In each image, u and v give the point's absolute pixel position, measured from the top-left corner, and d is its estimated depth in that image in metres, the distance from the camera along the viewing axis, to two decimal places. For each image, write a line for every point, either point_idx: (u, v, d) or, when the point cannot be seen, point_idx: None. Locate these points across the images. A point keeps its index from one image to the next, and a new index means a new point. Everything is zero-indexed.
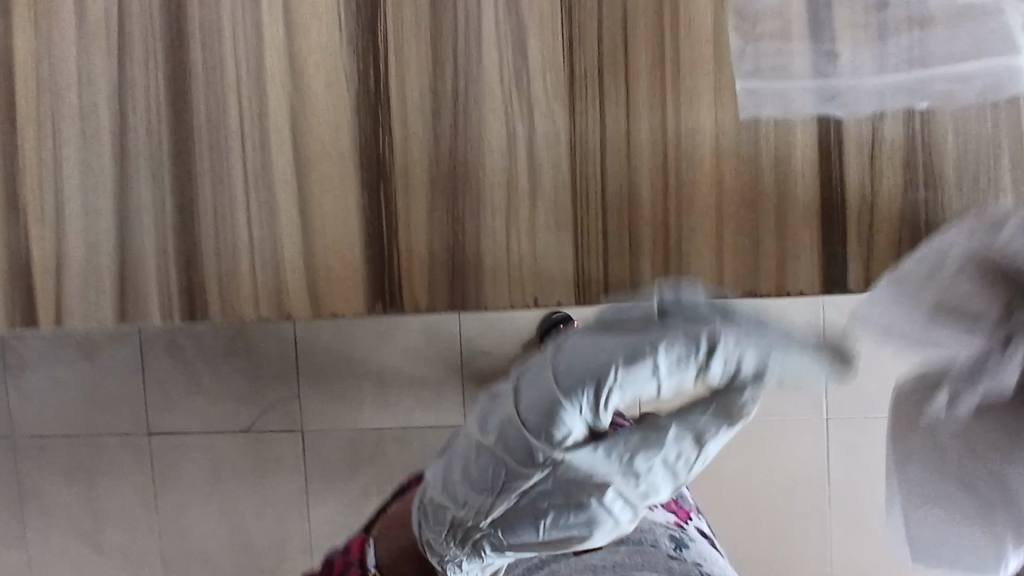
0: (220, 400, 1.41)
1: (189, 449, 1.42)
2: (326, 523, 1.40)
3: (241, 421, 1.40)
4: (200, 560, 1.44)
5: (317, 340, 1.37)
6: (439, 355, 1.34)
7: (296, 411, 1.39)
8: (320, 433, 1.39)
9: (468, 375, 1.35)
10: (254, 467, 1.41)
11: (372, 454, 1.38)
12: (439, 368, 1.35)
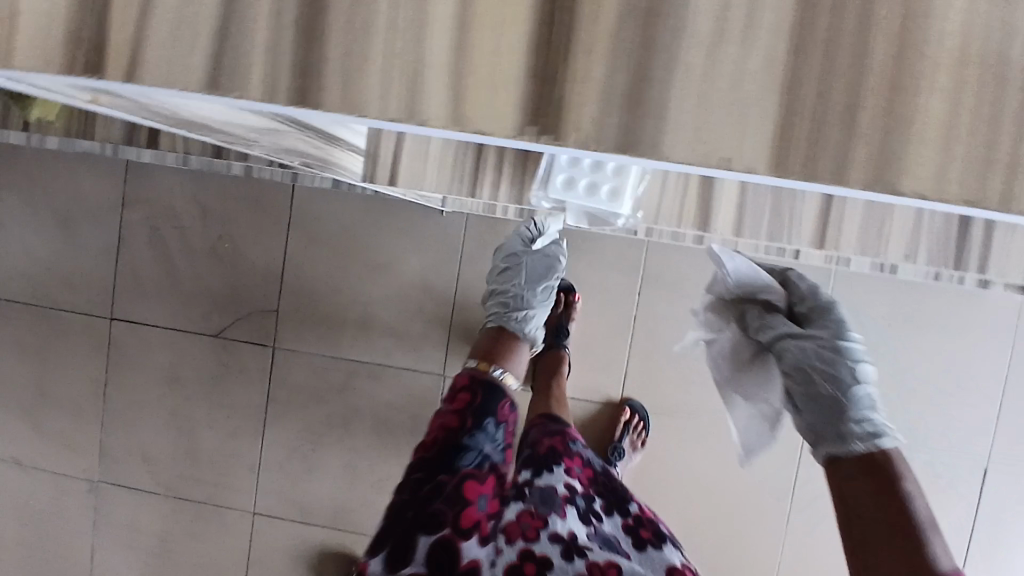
0: (205, 286, 1.33)
1: (151, 344, 1.35)
2: (278, 449, 1.34)
3: (212, 326, 1.34)
4: (139, 460, 1.38)
5: (313, 262, 1.31)
6: (432, 300, 1.29)
7: (272, 327, 1.32)
8: (293, 354, 1.33)
9: (458, 327, 1.29)
10: (216, 376, 1.34)
11: (342, 388, 1.32)
12: (430, 314, 1.29)
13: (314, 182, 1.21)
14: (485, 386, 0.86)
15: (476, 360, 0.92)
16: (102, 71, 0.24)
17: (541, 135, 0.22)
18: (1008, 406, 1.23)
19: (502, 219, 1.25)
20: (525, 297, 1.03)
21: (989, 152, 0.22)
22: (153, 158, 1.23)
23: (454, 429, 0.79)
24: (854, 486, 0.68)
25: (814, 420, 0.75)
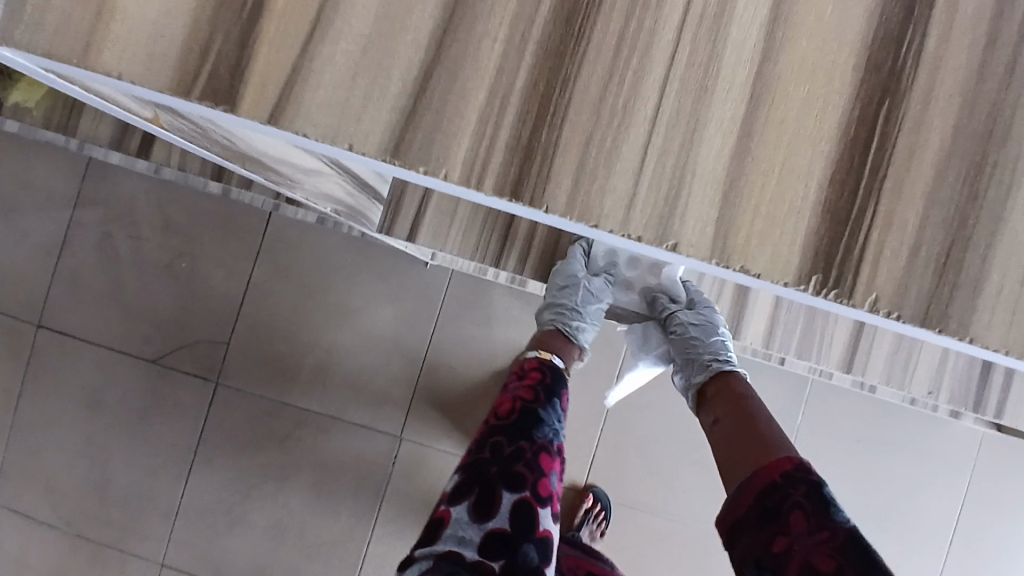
0: (150, 304, 1.21)
1: (78, 360, 1.21)
2: (202, 495, 1.20)
3: (151, 349, 1.21)
4: (35, 486, 1.21)
5: (276, 297, 1.21)
6: (401, 356, 1.21)
7: (219, 360, 1.21)
8: (237, 393, 1.20)
9: (424, 387, 1.20)
10: (145, 405, 1.21)
11: (285, 437, 1.20)
12: (396, 370, 1.21)
13: (297, 214, 1.14)
14: (556, 374, 0.80)
15: (538, 346, 0.83)
16: None
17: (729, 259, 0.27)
18: (959, 542, 1.24)
19: (488, 282, 1.19)
20: (585, 314, 0.82)
21: None
22: (122, 159, 1.12)
23: (529, 401, 0.74)
24: (717, 409, 0.72)
25: (680, 360, 0.79)
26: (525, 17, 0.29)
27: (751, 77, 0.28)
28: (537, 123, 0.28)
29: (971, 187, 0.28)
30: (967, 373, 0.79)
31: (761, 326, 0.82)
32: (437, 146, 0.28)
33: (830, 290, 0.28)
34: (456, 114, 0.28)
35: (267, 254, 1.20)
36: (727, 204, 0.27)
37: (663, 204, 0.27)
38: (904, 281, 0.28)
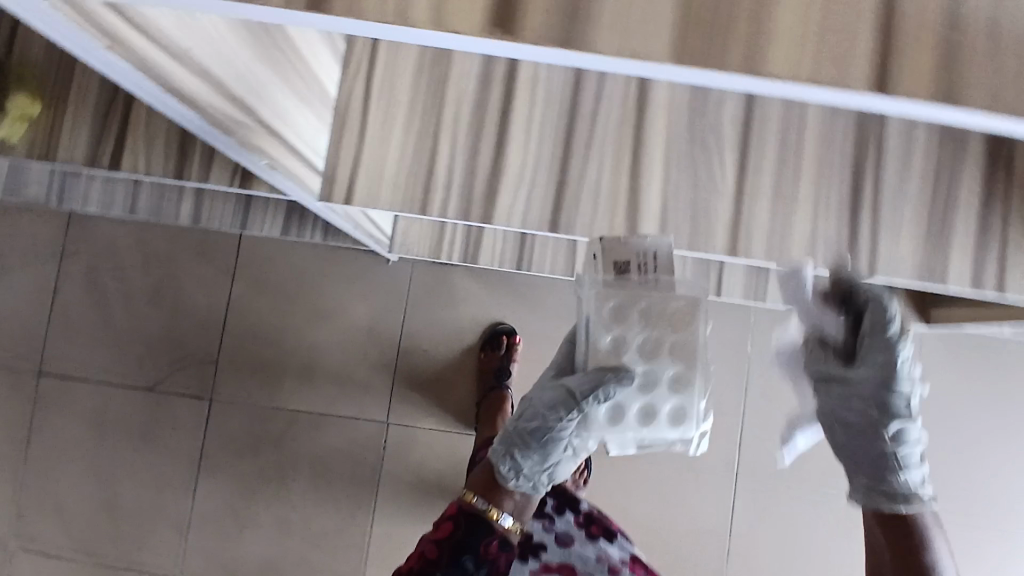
0: (141, 334, 1.31)
1: (81, 397, 1.30)
2: (208, 504, 1.29)
3: (148, 378, 1.31)
4: (54, 522, 1.29)
5: (254, 311, 1.31)
6: (377, 347, 1.31)
7: (210, 378, 1.30)
8: (230, 405, 1.30)
9: (402, 373, 1.30)
10: (148, 430, 1.30)
11: (280, 438, 1.30)
12: (373, 360, 1.31)
13: (263, 230, 1.23)
14: (472, 515, 0.80)
15: (466, 491, 0.80)
16: None
17: (500, 30, 0.29)
18: None
19: (446, 266, 1.31)
20: (555, 418, 0.66)
21: (823, 43, 0.29)
22: (103, 202, 1.23)
23: (430, 561, 0.81)
24: (888, 532, 0.58)
25: (845, 440, 0.61)
26: None
27: None
28: None
29: None
30: (880, 240, 0.80)
31: (656, 216, 0.79)
32: None
33: (609, 41, 0.29)
34: None
35: (241, 275, 1.31)
36: None
37: None
38: (669, 13, 0.29)
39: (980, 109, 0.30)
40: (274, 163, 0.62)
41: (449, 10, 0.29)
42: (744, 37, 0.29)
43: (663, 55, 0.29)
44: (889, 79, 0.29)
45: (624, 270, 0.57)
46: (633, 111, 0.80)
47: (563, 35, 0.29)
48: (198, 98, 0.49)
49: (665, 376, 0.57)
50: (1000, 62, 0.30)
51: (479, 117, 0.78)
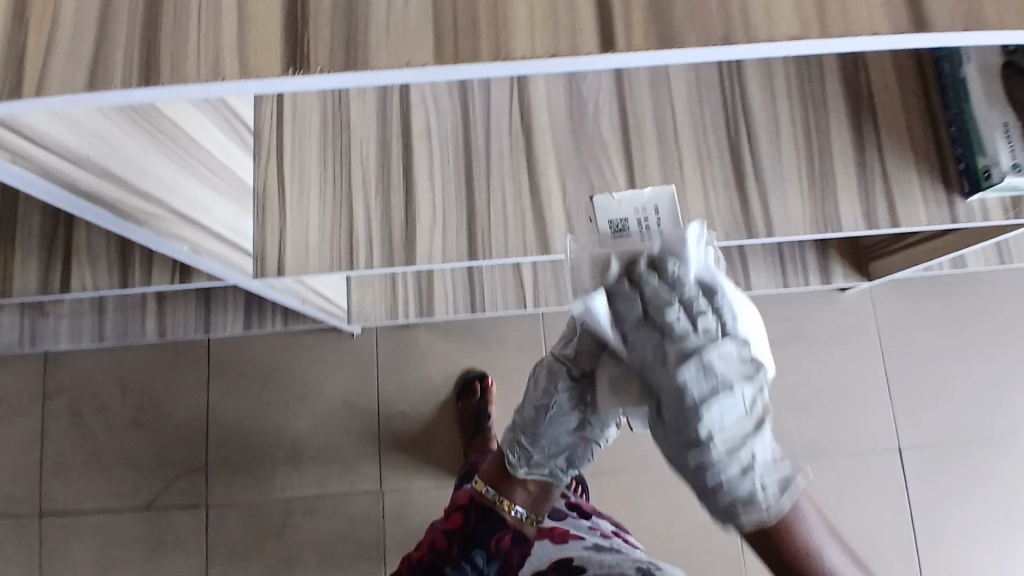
0: (129, 455, 1.34)
1: (80, 532, 1.32)
2: None
3: (143, 497, 1.33)
4: None
5: (234, 409, 1.35)
6: (357, 419, 1.35)
7: (202, 485, 1.33)
8: (226, 507, 1.32)
9: (387, 438, 1.33)
10: (150, 550, 1.31)
11: (280, 530, 1.31)
12: (356, 432, 1.34)
13: (226, 329, 1.26)
14: (482, 506, 0.81)
15: (476, 476, 0.82)
16: (18, 93, 0.36)
17: (297, 66, 0.36)
18: (900, 392, 1.37)
19: (409, 327, 1.37)
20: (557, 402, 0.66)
21: (554, 22, 0.36)
22: (70, 337, 1.26)
23: (440, 554, 0.82)
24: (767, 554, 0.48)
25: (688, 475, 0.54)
26: None
27: None
28: (136, 12, 0.38)
29: None
30: (766, 204, 0.88)
31: (562, 226, 0.87)
32: (72, 59, 0.37)
33: (384, 57, 0.36)
34: (82, 33, 0.37)
35: (216, 378, 1.36)
36: (277, 20, 0.36)
37: (237, 41, 0.36)
38: (426, 27, 0.36)
39: (697, 45, 0.37)
40: (198, 248, 0.68)
41: (254, 60, 0.36)
42: (490, 30, 0.36)
43: (428, 59, 0.36)
44: (615, 38, 0.36)
45: (621, 233, 0.57)
46: (522, 140, 0.88)
47: (346, 60, 0.36)
48: (102, 198, 0.55)
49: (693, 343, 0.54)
50: (703, 8, 0.37)
51: (385, 173, 0.87)
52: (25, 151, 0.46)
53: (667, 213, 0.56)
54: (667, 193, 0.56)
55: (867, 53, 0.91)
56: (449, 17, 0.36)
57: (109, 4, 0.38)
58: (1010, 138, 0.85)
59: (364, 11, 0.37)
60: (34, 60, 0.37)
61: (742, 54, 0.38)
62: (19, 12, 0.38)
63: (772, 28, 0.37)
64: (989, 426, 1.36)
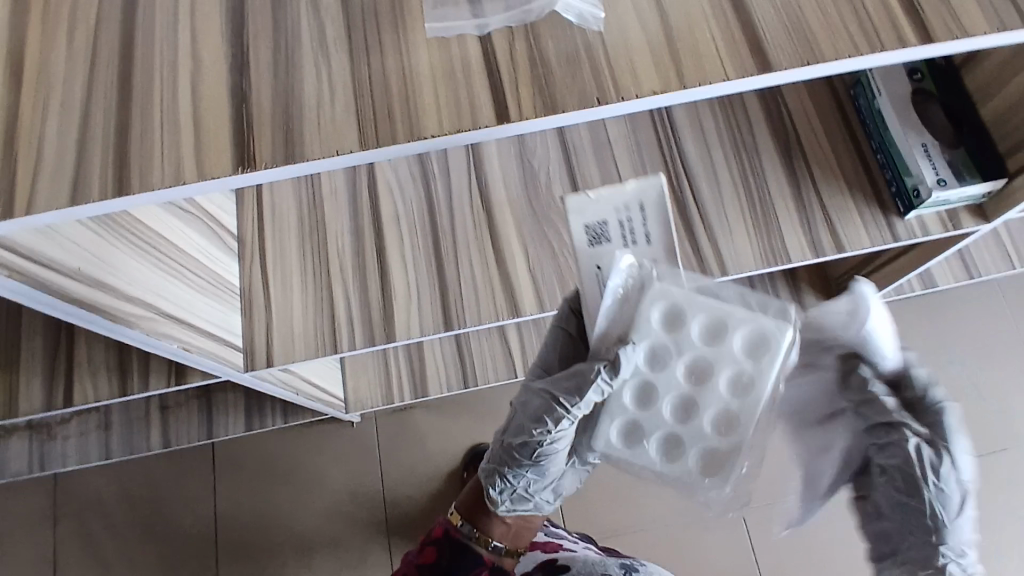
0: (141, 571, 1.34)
1: None
2: None
3: None
4: None
5: (242, 511, 1.36)
6: (363, 507, 1.35)
7: None
8: None
9: (394, 523, 1.34)
10: None
11: None
12: (363, 523, 1.34)
13: (227, 433, 1.29)
14: (457, 541, 0.87)
15: (452, 510, 0.88)
16: (13, 213, 0.43)
17: (244, 165, 0.43)
18: None
19: (405, 408, 1.39)
20: (544, 431, 0.71)
21: (456, 104, 0.44)
22: (78, 459, 1.29)
23: None
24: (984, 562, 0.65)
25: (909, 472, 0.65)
26: (88, 96, 0.46)
27: (219, 62, 0.46)
28: (107, 134, 0.45)
29: (365, 52, 0.45)
30: (716, 244, 0.95)
31: (529, 287, 0.93)
32: (57, 181, 0.44)
33: (318, 149, 0.43)
34: (65, 159, 0.44)
35: (222, 481, 1.38)
36: (225, 128, 0.44)
37: (194, 149, 0.43)
38: (352, 119, 0.43)
39: (575, 107, 0.44)
40: (184, 343, 0.74)
41: (209, 163, 0.43)
42: (403, 116, 0.43)
43: (348, 148, 0.43)
44: (508, 110, 0.43)
45: (601, 235, 0.60)
46: (483, 213, 0.96)
47: (285, 155, 0.43)
48: (93, 304, 0.61)
49: (696, 364, 0.61)
50: (580, 76, 0.44)
51: (361, 259, 0.94)
52: (18, 266, 0.53)
53: (651, 204, 0.60)
54: (654, 184, 0.60)
55: (787, 98, 1.00)
56: (368, 110, 0.44)
57: (85, 130, 0.45)
58: (931, 155, 0.92)
59: (298, 111, 0.44)
60: (24, 186, 0.44)
61: (619, 109, 0.44)
62: (10, 148, 0.45)
63: (641, 87, 0.44)
64: (989, 434, 1.36)
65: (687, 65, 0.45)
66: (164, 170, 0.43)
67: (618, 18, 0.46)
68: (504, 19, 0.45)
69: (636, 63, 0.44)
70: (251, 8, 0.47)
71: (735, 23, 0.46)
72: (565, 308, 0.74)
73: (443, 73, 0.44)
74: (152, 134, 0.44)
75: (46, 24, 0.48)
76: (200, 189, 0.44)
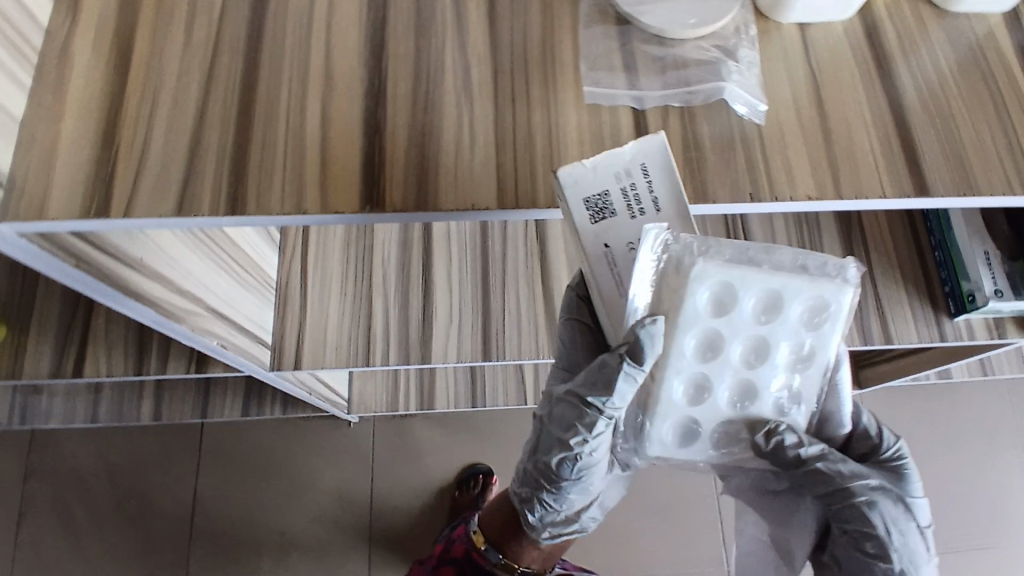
0: (111, 542, 1.30)
1: None
2: None
3: None
4: None
5: (225, 497, 1.32)
6: (350, 511, 1.32)
7: None
8: None
9: (378, 532, 1.31)
10: None
11: None
12: (348, 528, 1.31)
13: (222, 416, 1.25)
14: (476, 565, 0.84)
15: (476, 530, 0.83)
16: (109, 214, 0.40)
17: (372, 206, 0.40)
18: None
19: (406, 416, 1.36)
20: (580, 443, 0.52)
21: None
22: (62, 418, 1.24)
23: None
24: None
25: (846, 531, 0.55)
26: (204, 95, 0.43)
27: (350, 84, 0.43)
28: (222, 141, 0.41)
29: (509, 100, 0.43)
30: None
31: None
32: (162, 184, 0.40)
33: (453, 203, 0.40)
34: (171, 161, 0.41)
35: (206, 462, 1.34)
36: (353, 160, 0.41)
37: (318, 178, 0.40)
38: (491, 173, 0.41)
39: (724, 199, 0.41)
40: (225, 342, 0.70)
41: (334, 198, 0.40)
42: (545, 179, 0.41)
43: (479, 207, 0.40)
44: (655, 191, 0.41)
45: (604, 209, 0.41)
46: (536, 245, 0.93)
47: (417, 203, 0.40)
48: (146, 295, 0.57)
49: (721, 368, 0.44)
50: (734, 168, 0.42)
51: (405, 272, 0.91)
52: (82, 250, 0.49)
53: (656, 172, 0.41)
54: (658, 147, 0.41)
55: None
56: (508, 166, 0.41)
57: (197, 133, 0.42)
58: (992, 266, 0.89)
59: (433, 154, 0.41)
60: (123, 184, 0.40)
61: (770, 208, 0.42)
62: (111, 138, 0.42)
63: (795, 189, 0.42)
64: (1000, 539, 1.31)
65: (842, 173, 0.43)
66: (284, 195, 0.40)
67: (775, 111, 0.44)
68: (659, 95, 0.43)
69: (792, 163, 0.42)
70: (391, 34, 0.44)
71: (894, 136, 0.44)
72: (570, 296, 0.57)
73: (591, 139, 0.42)
74: (269, 152, 0.41)
75: (164, 10, 0.45)
76: (315, 222, 0.41)
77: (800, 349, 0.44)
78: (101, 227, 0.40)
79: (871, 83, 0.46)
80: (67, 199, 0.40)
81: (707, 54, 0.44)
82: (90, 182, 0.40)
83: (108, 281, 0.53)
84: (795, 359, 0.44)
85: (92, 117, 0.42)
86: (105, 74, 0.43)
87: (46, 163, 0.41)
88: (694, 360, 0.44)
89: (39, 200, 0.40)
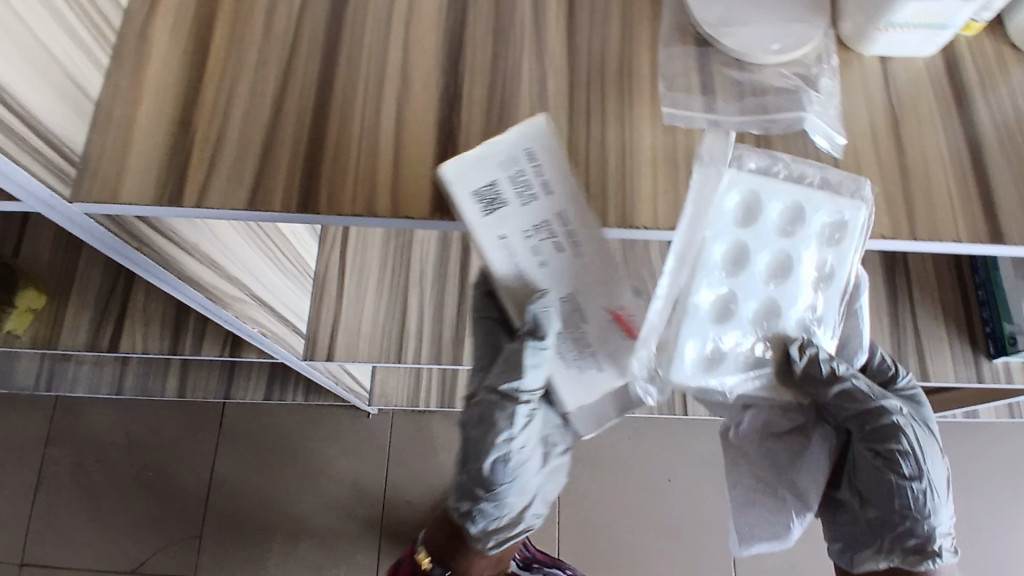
0: (126, 513, 1.31)
1: None
2: None
3: (128, 561, 1.28)
4: None
5: (241, 477, 1.33)
6: (363, 502, 1.32)
7: (193, 553, 1.29)
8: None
9: (390, 525, 1.31)
10: None
11: None
12: (359, 518, 1.32)
13: (246, 397, 1.26)
14: None
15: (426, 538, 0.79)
16: (181, 200, 0.40)
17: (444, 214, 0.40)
18: None
19: (425, 412, 1.37)
20: (507, 427, 0.51)
21: (675, 199, 0.41)
22: (87, 388, 1.26)
23: None
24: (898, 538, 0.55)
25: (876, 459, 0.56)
26: (280, 88, 0.43)
27: (426, 87, 0.43)
28: (296, 135, 0.41)
29: (585, 115, 0.42)
30: None
31: None
32: (235, 173, 0.41)
33: (524, 216, 0.40)
34: (245, 151, 0.41)
35: (225, 441, 1.35)
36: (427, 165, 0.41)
37: (391, 181, 0.40)
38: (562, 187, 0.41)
39: None
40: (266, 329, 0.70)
41: (406, 202, 0.40)
42: (617, 198, 0.41)
43: (548, 220, 0.40)
44: None
45: (496, 202, 0.40)
46: None
47: None
48: (197, 279, 0.58)
49: (745, 286, 0.44)
50: None
51: (442, 270, 0.91)
52: (143, 232, 0.50)
53: (545, 158, 0.40)
54: (540, 131, 0.39)
55: None
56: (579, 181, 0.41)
57: (271, 125, 0.42)
58: None
59: None
60: (196, 170, 0.41)
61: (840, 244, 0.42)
62: (186, 125, 0.42)
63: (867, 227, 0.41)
64: None
65: (916, 213, 0.42)
66: (356, 196, 0.40)
67: (851, 145, 0.43)
68: (736, 121, 0.43)
69: (865, 200, 0.42)
70: (470, 40, 0.44)
71: (972, 179, 0.43)
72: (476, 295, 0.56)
73: (666, 161, 0.42)
74: (343, 149, 0.41)
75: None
76: (385, 225, 0.41)
77: (821, 263, 0.44)
78: (171, 212, 0.41)
79: (953, 121, 0.45)
80: (141, 182, 0.40)
81: (788, 81, 0.43)
82: (163, 167, 0.41)
83: (162, 264, 0.53)
84: (818, 275, 0.45)
85: (169, 101, 0.42)
86: (183, 59, 0.44)
87: (121, 144, 0.41)
88: (721, 274, 0.44)
89: (114, 182, 0.40)
